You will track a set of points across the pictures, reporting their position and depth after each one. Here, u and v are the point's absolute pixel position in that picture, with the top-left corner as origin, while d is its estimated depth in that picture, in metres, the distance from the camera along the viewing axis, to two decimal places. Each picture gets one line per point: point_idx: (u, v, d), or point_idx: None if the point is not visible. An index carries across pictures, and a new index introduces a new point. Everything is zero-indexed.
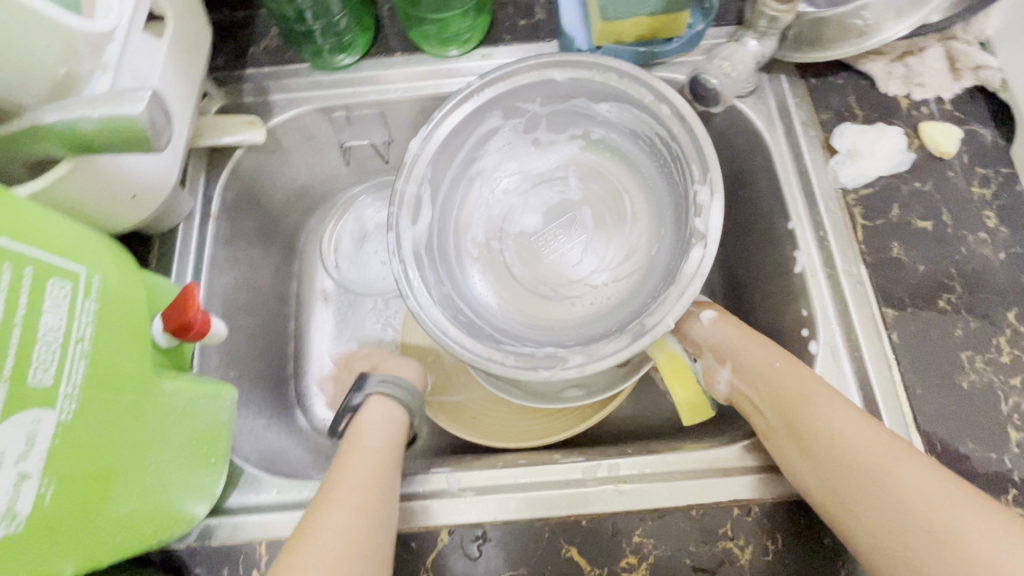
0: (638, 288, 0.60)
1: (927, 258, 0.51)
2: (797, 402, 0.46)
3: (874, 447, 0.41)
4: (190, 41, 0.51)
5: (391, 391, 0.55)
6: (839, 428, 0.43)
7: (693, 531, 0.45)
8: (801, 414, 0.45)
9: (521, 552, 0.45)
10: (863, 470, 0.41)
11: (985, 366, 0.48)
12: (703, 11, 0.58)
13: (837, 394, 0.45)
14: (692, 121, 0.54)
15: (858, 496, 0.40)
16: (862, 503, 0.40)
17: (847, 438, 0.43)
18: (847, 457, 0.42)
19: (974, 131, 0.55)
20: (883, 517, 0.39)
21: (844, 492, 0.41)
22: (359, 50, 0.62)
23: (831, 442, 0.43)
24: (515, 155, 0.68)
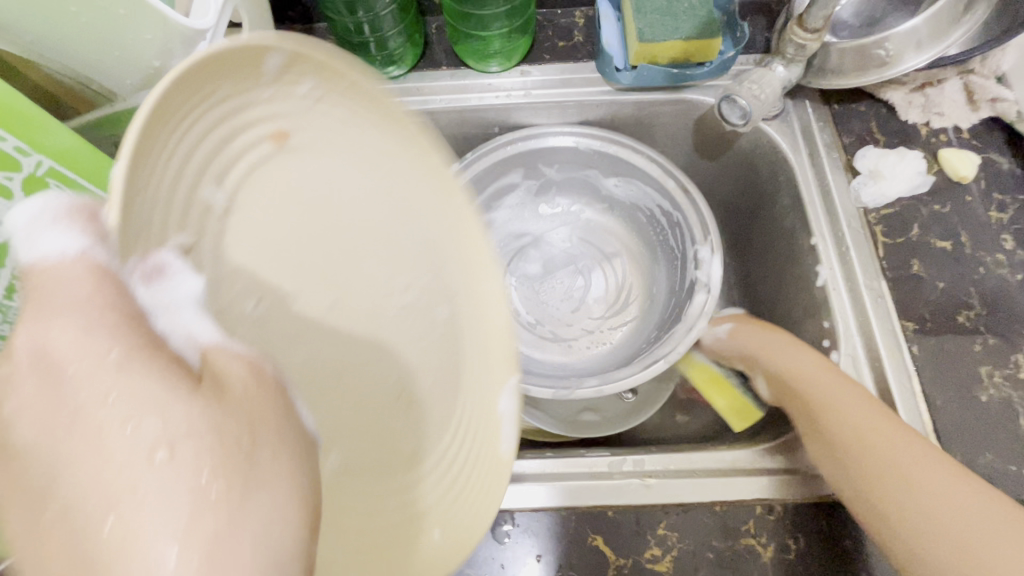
0: (632, 336, 0.66)
1: (947, 276, 0.54)
2: (822, 404, 0.49)
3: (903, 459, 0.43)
4: (261, 46, 0.55)
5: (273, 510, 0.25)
6: (869, 432, 0.45)
7: (716, 528, 0.46)
8: (827, 416, 0.48)
9: (551, 539, 0.46)
10: (890, 477, 0.43)
11: (1004, 381, 0.50)
12: (735, 39, 0.62)
13: (868, 399, 0.47)
14: (698, 194, 0.59)
15: (890, 494, 0.43)
16: (896, 496, 0.43)
17: (872, 442, 0.45)
18: (871, 456, 0.45)
19: (990, 159, 0.58)
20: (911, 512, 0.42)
21: (876, 487, 0.43)
22: (408, 63, 0.67)
23: (863, 447, 0.45)
24: (523, 213, 0.72)
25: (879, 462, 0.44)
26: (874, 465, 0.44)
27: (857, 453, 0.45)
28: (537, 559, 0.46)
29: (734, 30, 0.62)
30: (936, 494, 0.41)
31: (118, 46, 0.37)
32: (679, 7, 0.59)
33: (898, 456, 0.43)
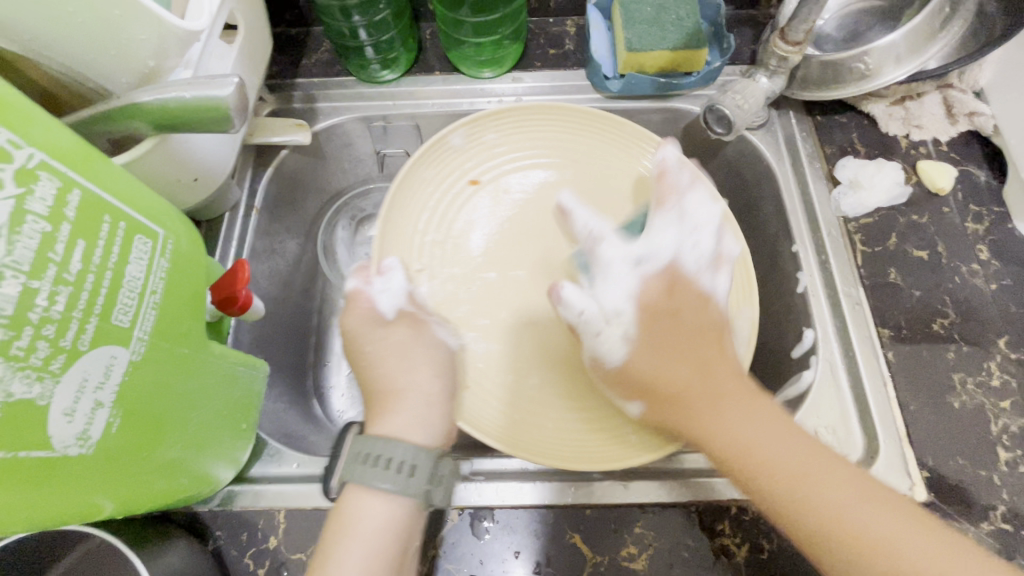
0: None
1: (923, 284, 0.55)
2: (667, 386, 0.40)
3: (822, 467, 0.37)
4: (257, 48, 0.57)
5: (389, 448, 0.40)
6: (758, 436, 0.38)
7: (692, 526, 0.47)
8: (718, 408, 0.40)
9: (530, 535, 0.47)
10: (785, 485, 0.36)
11: (976, 388, 0.51)
12: (721, 50, 0.63)
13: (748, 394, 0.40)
14: None
15: (833, 524, 0.35)
16: (830, 521, 0.35)
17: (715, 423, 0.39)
18: (774, 465, 0.37)
19: (968, 172, 0.59)
20: (852, 543, 0.34)
21: (804, 510, 0.36)
22: (402, 67, 0.68)
23: (756, 460, 0.37)
24: None
25: (767, 466, 0.37)
26: (804, 486, 0.36)
27: (744, 456, 0.38)
28: (515, 556, 0.46)
29: (721, 42, 0.64)
30: (869, 515, 0.35)
31: (114, 43, 0.38)
32: (666, 18, 0.60)
33: (807, 472, 0.37)
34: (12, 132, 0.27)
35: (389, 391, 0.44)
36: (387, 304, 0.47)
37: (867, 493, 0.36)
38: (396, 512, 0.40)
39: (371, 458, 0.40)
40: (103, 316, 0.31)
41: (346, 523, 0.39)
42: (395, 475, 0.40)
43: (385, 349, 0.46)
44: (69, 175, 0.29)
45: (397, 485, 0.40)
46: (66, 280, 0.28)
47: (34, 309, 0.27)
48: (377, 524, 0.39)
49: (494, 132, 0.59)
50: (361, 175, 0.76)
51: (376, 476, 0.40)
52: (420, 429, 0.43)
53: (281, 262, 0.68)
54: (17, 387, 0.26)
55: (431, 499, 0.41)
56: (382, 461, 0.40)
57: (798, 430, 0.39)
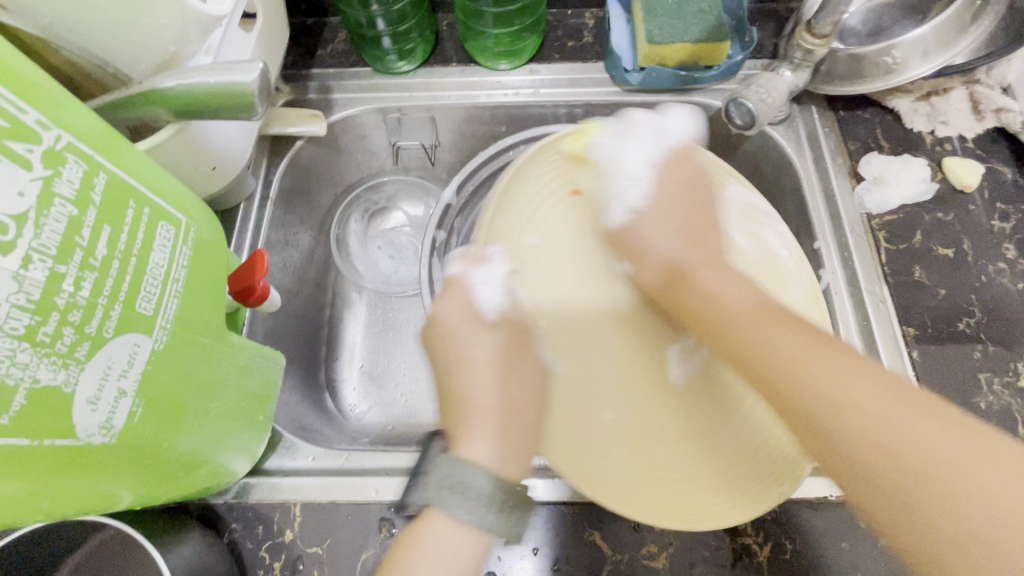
0: None
1: (948, 283, 0.54)
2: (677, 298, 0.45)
3: (828, 367, 0.35)
4: (274, 35, 0.56)
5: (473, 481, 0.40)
6: (772, 327, 0.38)
7: (714, 526, 0.46)
8: (720, 315, 0.41)
9: (548, 532, 0.46)
10: (793, 377, 0.35)
11: (1003, 389, 0.50)
12: (743, 43, 0.62)
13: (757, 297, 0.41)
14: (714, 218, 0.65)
15: (830, 412, 0.33)
16: (829, 409, 0.34)
17: (744, 327, 0.39)
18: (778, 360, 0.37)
19: (994, 169, 0.58)
20: (852, 426, 0.33)
21: (800, 391, 0.35)
22: (419, 58, 0.67)
23: (761, 357, 0.38)
24: None
25: (773, 364, 0.37)
26: (806, 371, 0.35)
27: (758, 352, 0.38)
28: (533, 553, 0.46)
29: (742, 35, 0.63)
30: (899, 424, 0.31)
31: (134, 32, 0.37)
32: (688, 9, 0.59)
33: (808, 356, 0.36)
34: (39, 114, 0.26)
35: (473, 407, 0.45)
36: (490, 305, 0.48)
37: (887, 389, 0.33)
38: (467, 544, 0.39)
39: (451, 483, 0.40)
40: (127, 303, 0.30)
41: (419, 537, 0.39)
42: (473, 505, 0.39)
43: (479, 360, 0.47)
44: (96, 159, 0.29)
45: (476, 517, 0.39)
46: (91, 266, 0.28)
47: (60, 294, 0.26)
48: (446, 556, 0.38)
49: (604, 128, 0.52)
50: (374, 168, 0.75)
51: (455, 502, 0.39)
52: (511, 458, 0.43)
53: (294, 254, 0.68)
54: (43, 374, 0.26)
55: (506, 537, 0.40)
56: (461, 486, 0.40)
57: (831, 343, 0.36)
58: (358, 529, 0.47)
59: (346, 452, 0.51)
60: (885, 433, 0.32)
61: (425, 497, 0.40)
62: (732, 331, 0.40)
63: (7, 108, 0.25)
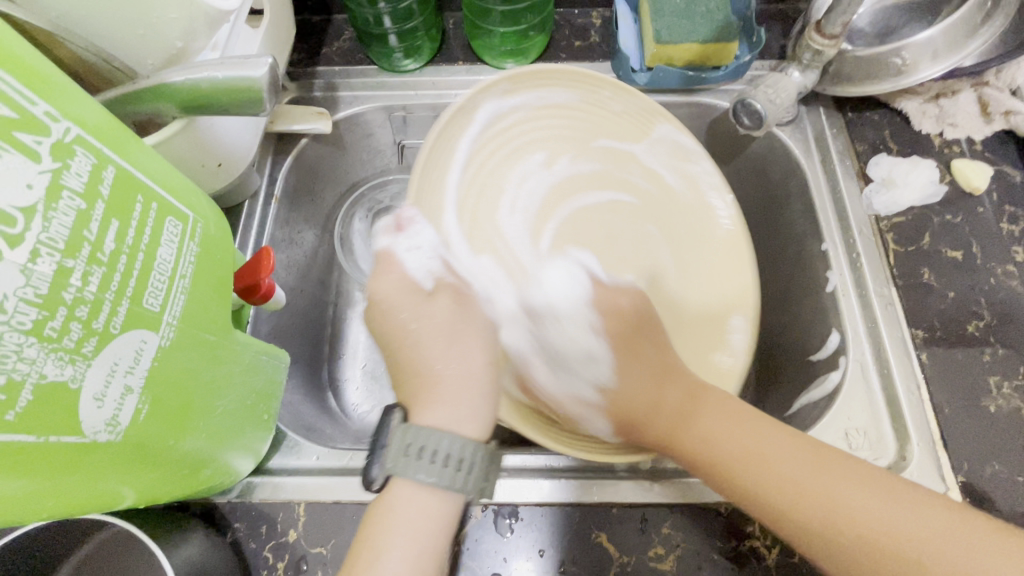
0: None
1: (957, 286, 0.54)
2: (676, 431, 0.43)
3: (820, 477, 0.37)
4: (281, 32, 0.55)
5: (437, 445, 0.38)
6: (722, 431, 0.41)
7: (721, 528, 0.46)
8: (700, 434, 0.42)
9: (554, 533, 0.46)
10: (814, 505, 0.36)
11: (1012, 392, 0.49)
12: (751, 44, 0.62)
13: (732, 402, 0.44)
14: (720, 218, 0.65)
15: (840, 532, 0.35)
16: (810, 513, 0.36)
17: (747, 453, 0.40)
18: (781, 480, 0.38)
19: (1003, 172, 0.58)
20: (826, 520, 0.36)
21: (780, 508, 0.37)
22: (425, 57, 0.67)
23: (752, 475, 0.39)
24: None
25: (774, 492, 0.38)
26: (774, 485, 0.38)
27: (744, 471, 0.39)
28: (539, 554, 0.45)
29: (750, 35, 0.62)
30: (907, 523, 0.34)
31: (143, 25, 0.36)
32: (697, 9, 0.59)
33: (762, 452, 0.39)
34: (48, 106, 0.26)
35: (426, 377, 0.42)
36: (420, 271, 0.45)
37: (820, 467, 0.37)
38: (439, 506, 0.38)
39: (415, 450, 0.37)
40: (134, 299, 0.30)
41: (386, 507, 0.38)
42: (439, 468, 0.37)
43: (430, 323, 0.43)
44: (104, 153, 0.29)
45: (445, 480, 0.37)
46: (99, 261, 0.28)
47: (68, 289, 0.26)
48: (421, 518, 0.37)
49: (524, 94, 0.53)
50: (379, 167, 0.75)
51: (419, 467, 0.37)
52: (471, 418, 0.40)
53: (298, 252, 0.67)
54: (49, 369, 0.25)
55: (479, 495, 0.39)
56: (425, 453, 0.37)
57: (824, 452, 0.38)
58: None
59: (350, 452, 0.51)
60: (857, 518, 0.35)
61: (385, 469, 0.37)
62: (699, 452, 0.41)
63: (16, 100, 0.25)
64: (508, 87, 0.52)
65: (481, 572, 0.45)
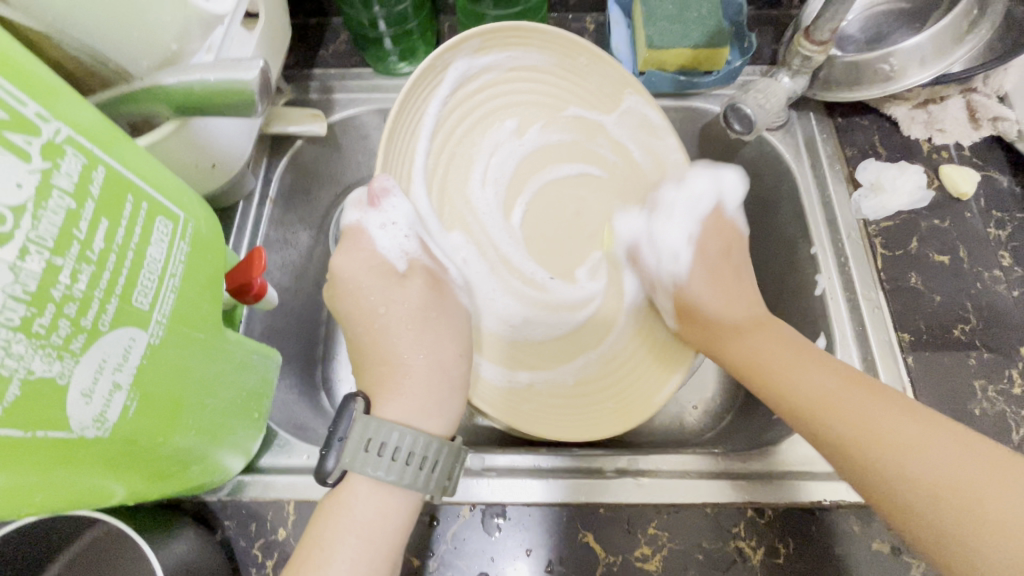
0: None
1: (944, 290, 0.54)
2: (762, 368, 0.48)
3: (885, 414, 0.40)
4: (276, 35, 0.56)
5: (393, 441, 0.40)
6: (809, 370, 0.45)
7: (707, 528, 0.46)
8: (771, 368, 0.48)
9: (541, 533, 0.46)
10: (869, 436, 0.40)
11: (998, 396, 0.50)
12: (743, 49, 0.63)
13: (810, 352, 0.47)
14: None
15: (893, 457, 0.38)
16: (886, 461, 0.39)
17: (814, 387, 0.44)
18: (842, 411, 0.42)
19: (990, 177, 0.59)
20: (917, 483, 0.37)
21: (862, 453, 0.40)
22: (420, 60, 0.68)
23: (820, 409, 0.43)
24: None
25: (836, 420, 0.42)
26: (863, 435, 0.40)
27: (817, 407, 0.43)
28: (526, 554, 0.46)
29: (742, 41, 0.63)
30: (948, 466, 0.36)
31: (135, 28, 0.37)
32: (689, 15, 0.59)
33: (841, 400, 0.42)
34: (39, 107, 0.27)
35: (396, 366, 0.46)
36: (394, 250, 0.47)
37: (880, 403, 0.41)
38: (395, 500, 0.40)
39: (373, 446, 0.40)
40: (123, 297, 0.30)
41: (345, 500, 0.40)
42: (395, 464, 0.40)
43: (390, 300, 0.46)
44: (95, 153, 0.29)
45: (399, 477, 0.40)
46: (89, 259, 0.28)
47: (56, 286, 0.26)
48: (376, 512, 0.40)
49: (480, 41, 0.48)
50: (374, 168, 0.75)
51: (375, 463, 0.40)
52: (436, 414, 0.45)
53: (293, 253, 0.68)
54: (38, 365, 0.26)
55: (438, 493, 0.41)
56: (381, 448, 0.40)
57: (882, 392, 0.42)
58: None
59: None
60: (953, 481, 0.36)
61: (341, 463, 0.40)
62: (791, 397, 0.45)
63: (7, 100, 0.25)
64: (479, 44, 0.49)
65: (468, 571, 0.45)
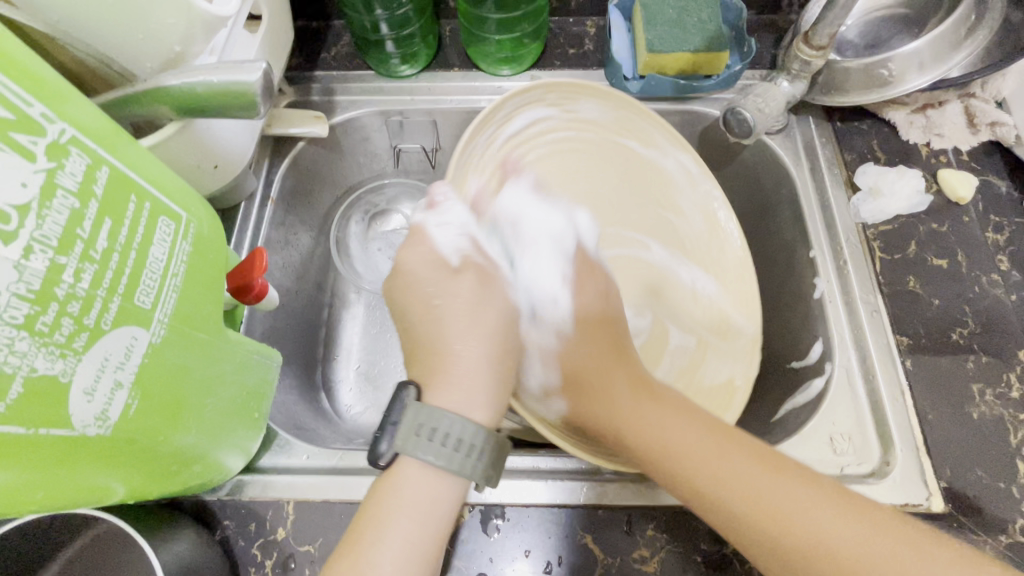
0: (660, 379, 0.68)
1: (942, 293, 0.54)
2: (599, 407, 0.44)
3: (734, 473, 0.37)
4: (279, 37, 0.57)
5: (445, 425, 0.39)
6: (652, 417, 0.42)
7: (705, 531, 0.46)
8: (603, 406, 0.44)
9: (540, 534, 0.46)
10: (736, 503, 0.37)
11: (995, 399, 0.50)
12: (741, 54, 0.63)
13: (644, 392, 0.44)
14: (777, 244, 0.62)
15: (749, 520, 0.36)
16: (730, 495, 0.37)
17: (684, 453, 0.39)
18: (699, 478, 0.38)
19: (988, 181, 0.59)
20: (748, 511, 0.36)
21: (695, 481, 0.38)
22: (421, 62, 0.68)
23: (691, 470, 0.39)
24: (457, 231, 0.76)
25: (693, 478, 0.38)
26: (703, 470, 0.38)
27: (681, 459, 0.39)
28: (525, 555, 0.46)
29: (741, 45, 0.63)
30: (819, 527, 0.34)
31: (139, 29, 0.37)
32: (688, 20, 0.60)
33: (715, 465, 0.38)
34: (45, 107, 0.27)
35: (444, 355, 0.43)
36: (448, 247, 0.47)
37: (734, 455, 0.38)
38: (445, 489, 0.39)
39: (426, 431, 0.39)
40: (125, 296, 0.30)
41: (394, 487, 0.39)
42: (446, 450, 0.39)
43: (451, 299, 0.45)
44: (99, 153, 0.30)
45: (449, 464, 0.38)
46: (92, 258, 0.28)
47: (60, 285, 0.27)
48: (423, 498, 0.38)
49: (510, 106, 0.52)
50: (375, 170, 0.75)
51: (427, 448, 0.38)
52: (483, 404, 0.41)
53: (294, 254, 0.68)
54: (40, 363, 0.26)
55: (485, 483, 0.39)
56: (432, 433, 0.39)
57: (721, 428, 0.40)
58: None
59: (341, 452, 0.51)
60: (788, 514, 0.35)
61: (394, 446, 0.39)
62: (642, 434, 0.41)
63: (13, 100, 0.25)
64: (517, 102, 0.52)
65: (467, 572, 0.45)
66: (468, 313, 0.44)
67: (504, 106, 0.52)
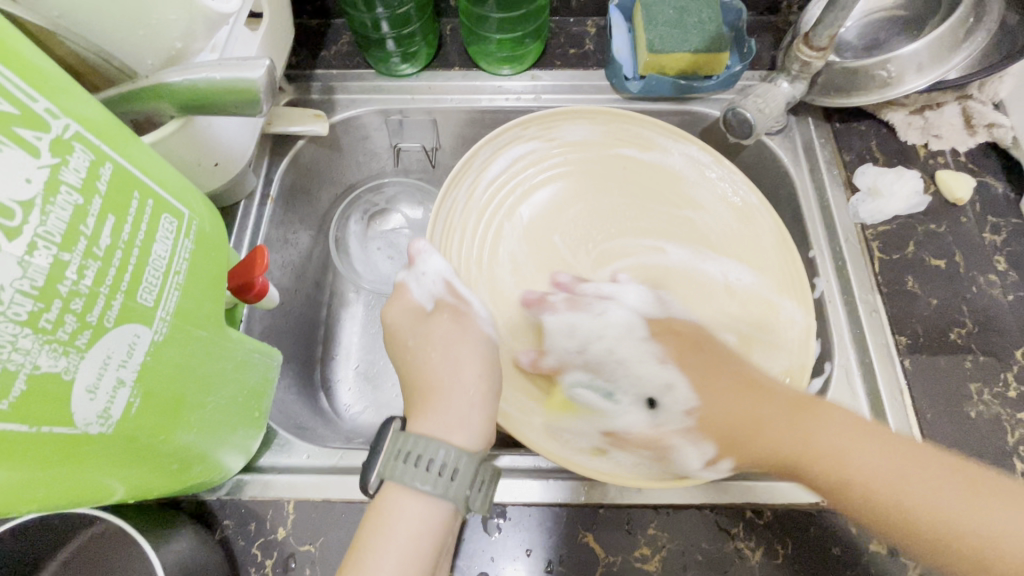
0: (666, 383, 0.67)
1: (939, 294, 0.55)
2: (733, 427, 0.43)
3: (903, 475, 0.36)
4: (279, 35, 0.56)
5: (430, 452, 0.40)
6: (808, 429, 0.40)
7: (706, 529, 0.46)
8: (750, 436, 0.42)
9: (541, 533, 0.46)
10: (900, 515, 0.36)
11: (993, 399, 0.50)
12: (741, 54, 0.63)
13: (795, 407, 0.41)
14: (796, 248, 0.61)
15: (927, 528, 0.35)
16: (903, 501, 0.36)
17: (845, 462, 0.38)
18: (865, 488, 0.37)
19: (985, 183, 0.60)
20: (940, 523, 0.35)
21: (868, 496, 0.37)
22: (421, 62, 0.68)
23: (854, 484, 0.37)
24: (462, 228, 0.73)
25: (860, 493, 0.37)
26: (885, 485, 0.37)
27: (843, 476, 0.38)
28: (526, 554, 0.46)
29: (741, 46, 0.64)
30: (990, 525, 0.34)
31: (142, 25, 0.37)
32: (689, 20, 0.60)
33: (880, 474, 0.37)
34: (49, 103, 0.27)
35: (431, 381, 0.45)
36: (424, 296, 0.50)
37: (896, 457, 0.37)
38: (430, 515, 0.39)
39: (411, 457, 0.40)
40: (128, 294, 0.30)
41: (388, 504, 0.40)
42: (433, 475, 0.40)
43: (427, 338, 0.47)
44: (102, 150, 0.30)
45: (437, 488, 0.39)
46: (95, 255, 0.28)
47: (63, 282, 0.26)
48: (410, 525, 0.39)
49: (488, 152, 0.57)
50: (375, 169, 0.75)
51: (414, 475, 0.39)
52: (459, 426, 0.43)
53: (293, 253, 0.68)
54: (44, 360, 0.26)
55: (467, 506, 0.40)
56: (418, 459, 0.40)
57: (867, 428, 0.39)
58: (351, 528, 0.47)
59: (341, 451, 0.51)
60: (966, 520, 0.34)
61: (381, 473, 0.40)
62: (803, 452, 0.39)
63: (17, 96, 0.25)
64: (491, 151, 0.57)
65: (468, 571, 0.45)
66: (443, 347, 0.47)
67: (480, 153, 0.57)
